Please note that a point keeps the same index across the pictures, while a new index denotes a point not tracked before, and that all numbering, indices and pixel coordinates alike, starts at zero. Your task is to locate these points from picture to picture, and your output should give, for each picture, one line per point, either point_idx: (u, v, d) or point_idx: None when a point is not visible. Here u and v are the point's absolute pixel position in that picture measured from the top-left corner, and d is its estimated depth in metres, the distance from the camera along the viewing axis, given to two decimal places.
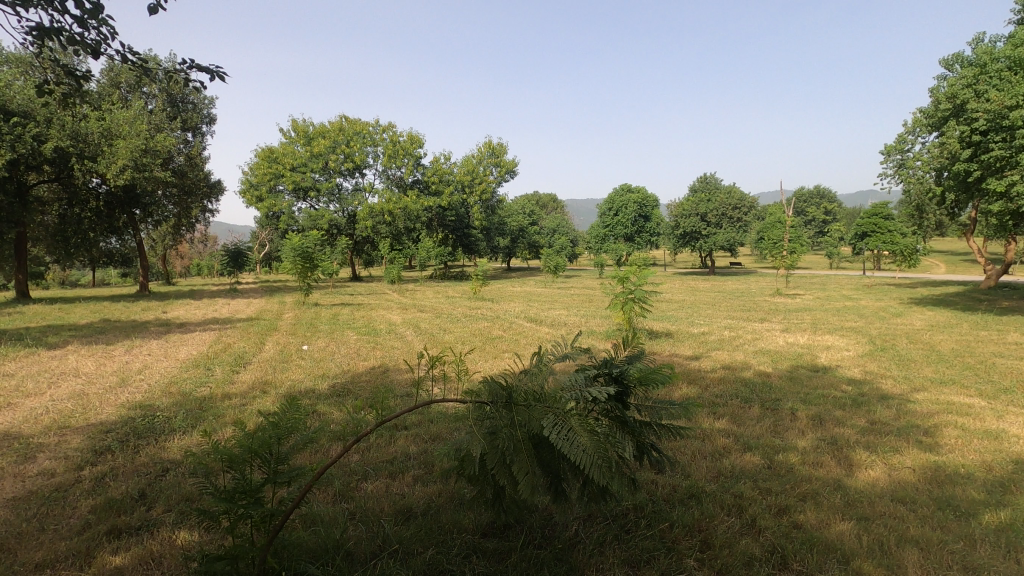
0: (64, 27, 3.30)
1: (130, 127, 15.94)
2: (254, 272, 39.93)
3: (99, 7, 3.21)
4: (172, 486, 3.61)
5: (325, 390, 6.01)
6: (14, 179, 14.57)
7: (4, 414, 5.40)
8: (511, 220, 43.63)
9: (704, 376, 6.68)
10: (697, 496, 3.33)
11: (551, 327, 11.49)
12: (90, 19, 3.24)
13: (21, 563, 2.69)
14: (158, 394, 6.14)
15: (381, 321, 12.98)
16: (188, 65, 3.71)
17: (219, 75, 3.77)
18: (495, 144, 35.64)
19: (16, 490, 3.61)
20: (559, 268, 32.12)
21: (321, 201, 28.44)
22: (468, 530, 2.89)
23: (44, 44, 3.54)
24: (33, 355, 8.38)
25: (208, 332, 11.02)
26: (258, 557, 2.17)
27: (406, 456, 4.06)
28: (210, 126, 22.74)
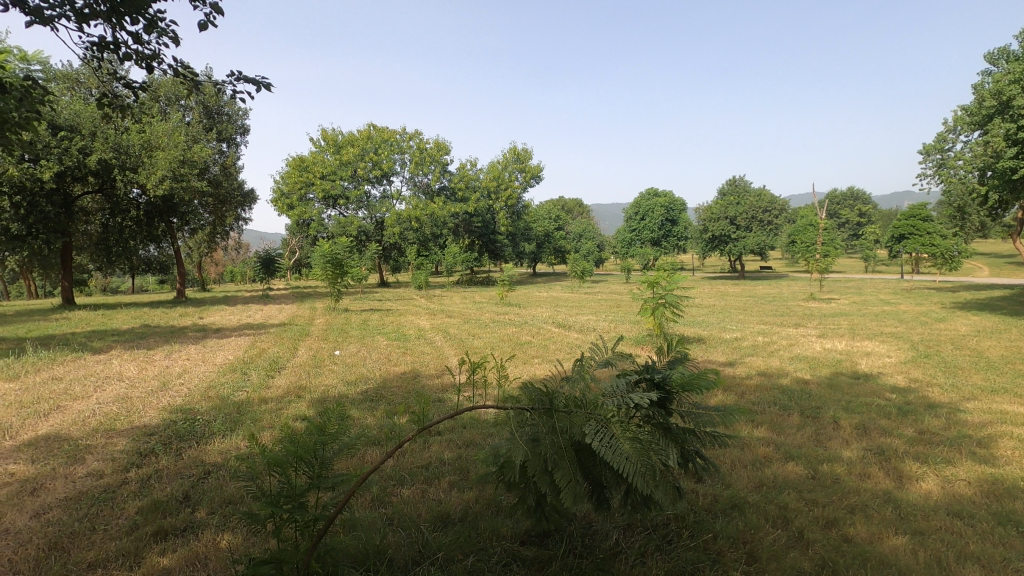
0: (119, 40, 3.41)
1: (169, 139, 16.46)
2: (286, 279, 40.84)
3: (153, 21, 3.31)
4: (215, 489, 3.68)
5: (357, 395, 6.06)
6: (60, 190, 15.28)
7: (54, 417, 5.60)
8: (537, 224, 43.56)
9: (741, 383, 6.53)
10: (739, 506, 3.24)
11: (580, 331, 11.46)
12: (145, 33, 3.34)
13: (75, 562, 2.78)
14: (197, 398, 6.30)
15: (411, 326, 13.11)
16: (235, 78, 3.78)
17: (263, 87, 3.86)
18: (521, 150, 35.72)
19: (68, 490, 3.74)
20: (586, 273, 31.92)
21: (350, 209, 28.93)
22: (506, 537, 2.87)
23: (103, 62, 3.70)
24: (80, 360, 8.71)
25: (243, 338, 11.29)
26: (303, 561, 2.19)
27: (441, 461, 4.07)
28: (243, 137, 23.37)
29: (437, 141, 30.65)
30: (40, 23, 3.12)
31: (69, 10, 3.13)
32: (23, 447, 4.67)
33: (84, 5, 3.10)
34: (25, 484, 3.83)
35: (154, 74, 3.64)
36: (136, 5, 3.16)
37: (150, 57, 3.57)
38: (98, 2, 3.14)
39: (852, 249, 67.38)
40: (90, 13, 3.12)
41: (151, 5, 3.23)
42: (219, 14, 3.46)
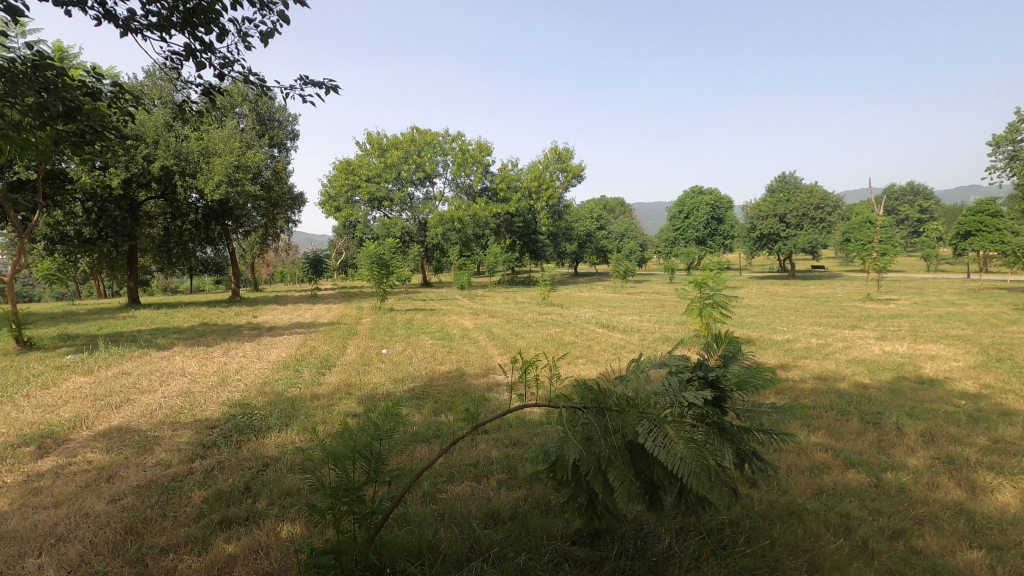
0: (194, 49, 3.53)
1: (225, 146, 17.21)
2: (333, 280, 42.08)
3: (224, 31, 3.42)
4: (273, 481, 3.83)
5: (405, 393, 6.17)
6: (127, 196, 16.27)
7: (124, 409, 5.95)
8: (579, 224, 43.24)
9: (795, 386, 6.29)
10: (797, 513, 3.14)
11: (624, 332, 11.32)
12: (216, 40, 3.45)
13: (149, 546, 2.95)
14: (254, 393, 6.56)
15: (454, 326, 13.25)
16: (302, 82, 3.81)
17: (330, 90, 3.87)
18: (562, 149, 35.66)
19: (140, 478, 3.96)
20: (628, 273, 31.44)
21: (394, 210, 29.51)
22: (557, 537, 2.87)
23: (180, 73, 3.87)
24: (146, 356, 9.23)
25: (295, 336, 11.71)
26: (361, 554, 2.25)
27: (489, 460, 4.09)
28: (294, 142, 24.19)
29: (479, 142, 30.91)
30: (125, 33, 3.29)
31: (150, 22, 3.29)
32: (99, 437, 4.99)
33: (162, 16, 3.25)
34: (102, 472, 4.10)
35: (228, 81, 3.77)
36: (208, 14, 3.27)
37: (224, 66, 3.69)
38: (174, 13, 3.28)
39: (911, 248, 63.97)
40: (167, 24, 3.27)
41: (222, 14, 3.33)
42: (286, 22, 3.52)
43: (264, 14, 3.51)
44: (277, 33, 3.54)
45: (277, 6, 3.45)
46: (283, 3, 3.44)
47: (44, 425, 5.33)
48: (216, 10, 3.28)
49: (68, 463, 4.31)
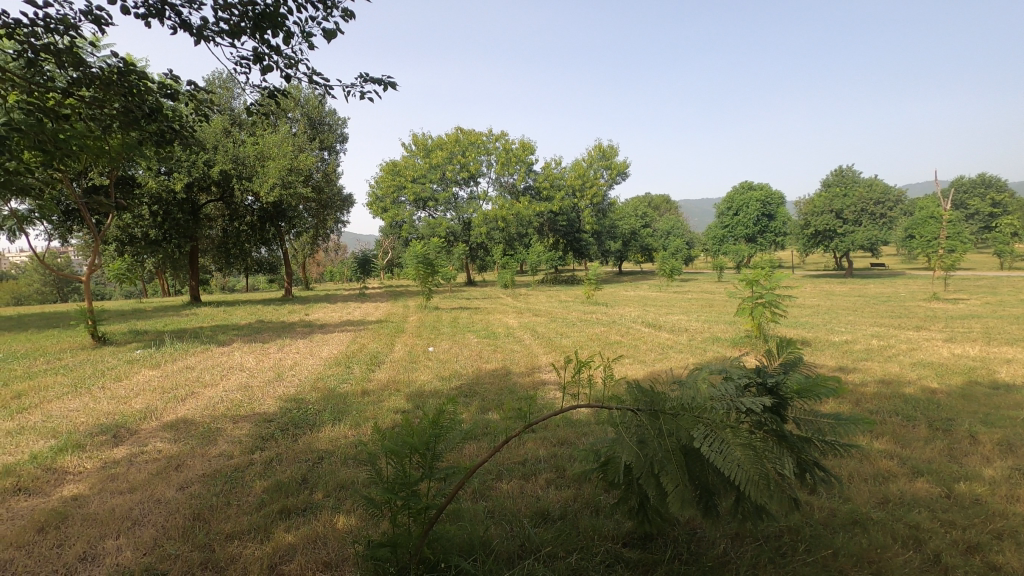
0: (262, 52, 3.69)
1: (279, 149, 17.85)
2: (380, 279, 43.06)
3: (290, 34, 3.56)
4: (328, 473, 3.96)
5: (451, 391, 6.25)
6: (189, 200, 17.13)
7: (189, 402, 6.29)
8: (623, 222, 42.66)
9: (856, 390, 6.01)
10: (861, 523, 3.00)
11: (671, 332, 11.09)
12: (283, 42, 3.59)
13: (216, 532, 3.11)
14: (308, 388, 6.81)
15: (499, 325, 13.33)
16: (361, 79, 3.94)
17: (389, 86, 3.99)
18: (606, 146, 35.32)
19: (205, 468, 4.18)
20: (675, 272, 30.76)
21: (439, 210, 29.94)
22: (608, 537, 2.85)
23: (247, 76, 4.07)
24: (207, 351, 9.71)
25: (346, 334, 12.03)
26: (416, 547, 2.30)
27: (537, 459, 4.09)
28: (343, 145, 24.87)
29: (522, 141, 30.93)
30: (200, 41, 3.48)
31: (222, 28, 3.46)
32: (167, 427, 5.28)
33: (235, 22, 3.42)
34: (171, 461, 4.33)
35: (293, 82, 3.92)
36: (275, 19, 3.41)
37: (289, 66, 3.84)
38: (245, 19, 3.44)
39: (982, 244, 59.87)
40: (239, 29, 3.43)
41: (288, 17, 3.47)
42: (348, 21, 3.65)
43: (327, 14, 3.64)
44: (340, 33, 3.68)
45: (340, 6, 3.58)
46: (345, 2, 3.56)
47: (118, 415, 5.69)
48: (283, 14, 3.43)
49: (140, 451, 4.58)
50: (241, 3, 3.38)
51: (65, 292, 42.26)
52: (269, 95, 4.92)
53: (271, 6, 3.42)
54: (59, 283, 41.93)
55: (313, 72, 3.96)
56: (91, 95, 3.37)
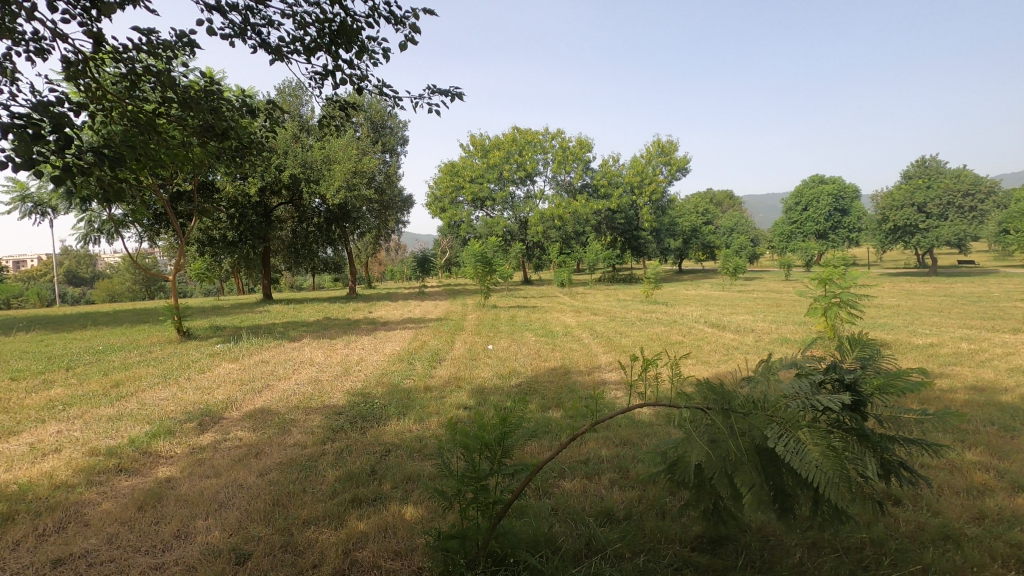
0: (335, 67, 3.86)
1: (344, 153, 18.58)
2: (438, 277, 43.98)
3: (363, 49, 3.70)
4: (396, 465, 4.10)
5: (512, 388, 6.30)
6: (262, 204, 18.17)
7: (265, 393, 6.66)
8: (683, 219, 41.55)
9: (944, 396, 5.58)
10: (954, 539, 2.80)
11: (736, 332, 10.70)
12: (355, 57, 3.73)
13: (295, 517, 3.29)
14: (373, 383, 7.06)
15: (557, 323, 13.31)
16: (430, 91, 4.05)
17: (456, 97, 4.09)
18: (666, 142, 34.51)
19: (282, 456, 4.42)
20: (738, 270, 29.60)
21: (496, 209, 30.26)
22: (675, 541, 2.80)
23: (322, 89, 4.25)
24: (280, 346, 10.24)
25: (407, 331, 12.39)
26: (483, 540, 2.36)
27: (600, 459, 4.07)
28: (403, 147, 25.56)
29: (579, 138, 30.71)
30: (278, 58, 3.67)
31: (298, 45, 3.64)
32: (247, 417, 5.63)
33: (312, 38, 3.59)
34: (251, 449, 4.61)
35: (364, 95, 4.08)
36: (350, 34, 3.56)
37: (359, 79, 3.99)
38: (321, 35, 3.61)
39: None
40: (315, 44, 3.59)
41: (362, 33, 3.61)
42: (417, 33, 3.75)
43: (398, 28, 3.77)
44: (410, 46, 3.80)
45: (410, 19, 3.70)
46: (415, 15, 3.67)
47: (203, 404, 6.10)
48: (357, 29, 3.57)
49: (224, 439, 4.90)
50: (318, 20, 3.54)
51: (153, 289, 45.70)
52: (340, 105, 5.15)
53: (346, 23, 3.57)
54: (147, 280, 45.38)
55: (382, 85, 4.11)
56: (177, 112, 3.62)
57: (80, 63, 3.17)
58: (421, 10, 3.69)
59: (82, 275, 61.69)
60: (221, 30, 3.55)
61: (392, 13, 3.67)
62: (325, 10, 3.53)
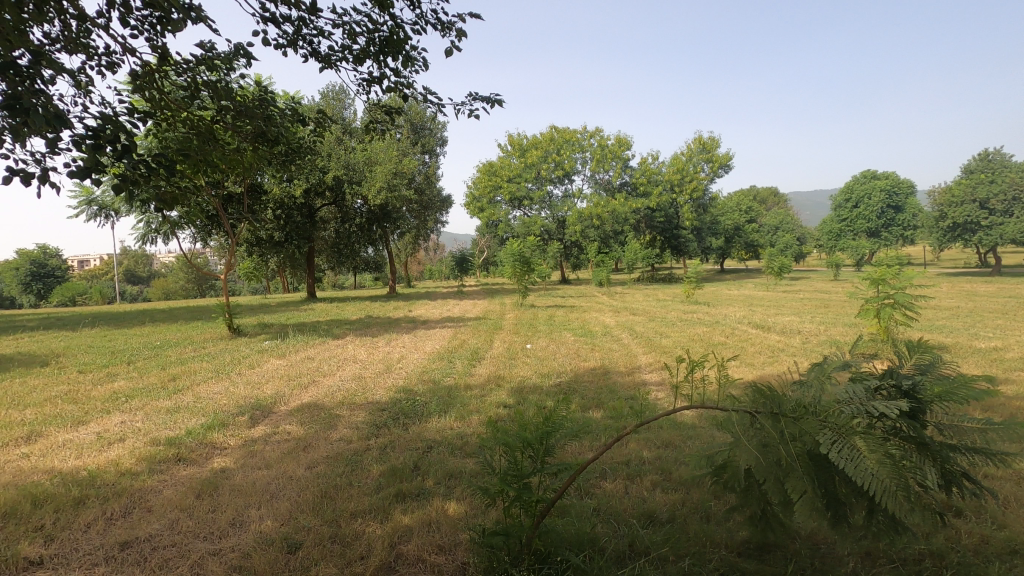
0: (380, 75, 3.95)
1: (385, 155, 18.93)
2: (476, 277, 44.30)
3: (410, 58, 3.77)
4: (438, 462, 4.16)
5: (552, 387, 6.30)
6: (306, 205, 18.75)
7: (312, 389, 6.88)
8: (725, 218, 40.53)
9: (1011, 404, 5.25)
10: (1021, 554, 2.65)
11: (782, 334, 10.38)
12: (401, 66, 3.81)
13: (341, 510, 3.39)
14: (415, 380, 7.19)
15: (597, 323, 13.23)
16: (472, 97, 4.10)
17: (496, 104, 4.12)
18: (707, 138, 33.79)
19: (328, 451, 4.56)
20: (784, 270, 28.64)
21: (534, 209, 30.26)
22: (721, 545, 2.76)
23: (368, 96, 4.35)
24: (325, 343, 10.54)
25: (446, 329, 12.55)
26: (528, 537, 2.39)
27: (641, 460, 4.03)
28: (442, 147, 25.86)
29: (618, 136, 30.37)
30: (327, 66, 3.79)
31: (347, 54, 3.76)
32: (295, 411, 5.83)
33: (362, 48, 3.68)
34: (300, 442, 4.77)
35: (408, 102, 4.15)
36: (397, 44, 3.65)
37: (405, 86, 4.07)
38: (370, 44, 3.70)
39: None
40: (364, 54, 3.69)
41: (409, 43, 3.69)
42: (462, 39, 3.79)
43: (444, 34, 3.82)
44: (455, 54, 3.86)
45: (456, 27, 3.74)
46: (460, 22, 3.71)
47: (254, 399, 6.35)
48: (405, 37, 3.64)
49: (274, 432, 5.09)
50: (367, 30, 3.64)
51: (204, 287, 47.69)
52: (384, 110, 5.25)
53: (394, 31, 3.65)
54: (199, 279, 47.39)
55: (427, 91, 4.19)
56: (234, 120, 3.77)
57: (149, 73, 3.34)
58: (466, 18, 3.74)
59: (140, 274, 64.99)
60: (276, 41, 3.69)
61: (439, 20, 3.72)
62: (374, 20, 3.62)
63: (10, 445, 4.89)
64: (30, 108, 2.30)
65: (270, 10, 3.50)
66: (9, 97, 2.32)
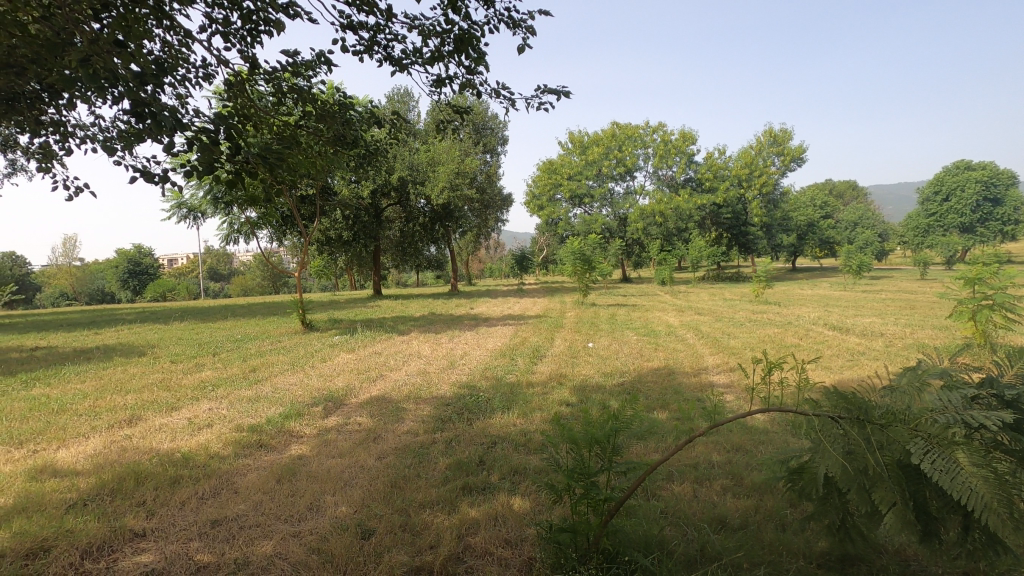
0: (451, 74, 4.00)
1: (448, 155, 19.31)
2: (536, 275, 44.36)
3: (482, 55, 3.79)
4: (503, 458, 4.21)
5: (615, 387, 6.23)
6: (373, 205, 19.41)
7: (379, 383, 7.13)
8: (798, 213, 38.57)
9: None
10: None
11: (862, 336, 9.79)
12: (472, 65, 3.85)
13: (411, 500, 3.50)
14: (478, 377, 7.31)
15: (660, 322, 12.95)
16: (542, 90, 4.05)
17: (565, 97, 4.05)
18: (779, 130, 32.46)
19: (397, 442, 4.71)
20: (863, 268, 26.88)
21: (595, 207, 29.95)
22: (799, 555, 2.64)
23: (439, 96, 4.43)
24: (391, 339, 10.87)
25: (508, 327, 12.64)
26: (595, 535, 2.38)
27: (710, 463, 3.92)
28: (503, 147, 26.06)
29: (682, 131, 29.55)
30: (401, 69, 3.90)
31: (420, 56, 3.84)
32: (364, 404, 6.06)
33: (436, 49, 3.76)
34: (370, 433, 4.96)
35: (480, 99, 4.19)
36: (467, 42, 3.67)
37: (477, 85, 4.12)
38: (443, 44, 3.77)
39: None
40: (438, 55, 3.76)
41: (480, 39, 3.71)
42: (533, 35, 3.77)
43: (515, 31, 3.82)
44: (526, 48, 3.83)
45: (527, 23, 3.74)
46: (531, 18, 3.70)
47: (327, 391, 6.66)
48: (477, 37, 3.68)
49: (346, 423, 5.32)
50: (440, 31, 3.70)
51: (279, 285, 50.33)
52: (455, 109, 5.35)
53: (466, 30, 3.70)
54: (274, 276, 50.04)
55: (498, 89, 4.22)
56: (316, 124, 3.96)
57: (239, 82, 3.55)
58: (537, 13, 3.71)
59: (221, 272, 69.49)
60: (353, 48, 3.83)
61: (509, 17, 3.73)
62: (445, 20, 3.67)
63: (116, 427, 5.39)
64: (153, 115, 2.53)
65: (349, 17, 3.64)
66: (135, 106, 2.56)
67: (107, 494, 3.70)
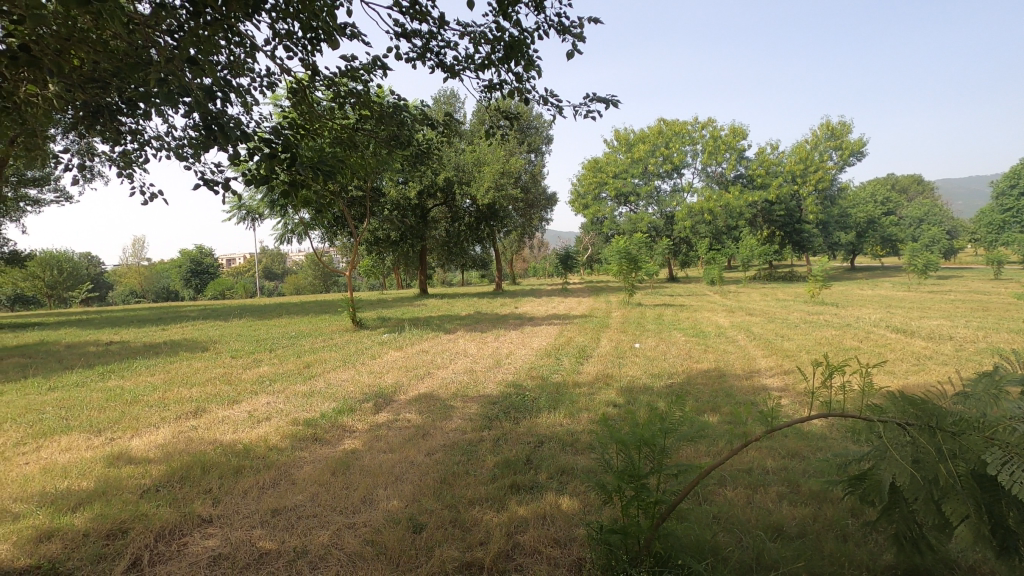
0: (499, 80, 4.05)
1: (493, 155, 19.44)
2: (581, 274, 44.00)
3: (531, 62, 3.82)
4: (550, 457, 4.22)
5: (664, 389, 6.13)
6: (420, 206, 19.76)
7: (427, 380, 7.26)
8: (857, 210, 36.77)
9: None
10: None
11: (928, 339, 9.24)
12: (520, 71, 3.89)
13: (460, 496, 3.56)
14: (524, 376, 7.33)
15: (709, 323, 12.62)
16: (589, 98, 4.04)
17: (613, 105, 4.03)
18: (836, 123, 31.02)
19: (446, 439, 4.80)
20: (930, 267, 25.36)
21: (641, 205, 29.47)
22: (861, 567, 2.53)
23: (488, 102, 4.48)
24: (437, 338, 11.04)
25: (553, 327, 12.60)
26: (647, 538, 2.36)
27: (765, 469, 3.81)
28: (548, 146, 26.00)
29: (733, 126, 28.69)
30: (452, 75, 3.98)
31: (471, 62, 3.89)
32: (413, 401, 6.19)
33: (486, 55, 3.81)
34: (419, 430, 5.07)
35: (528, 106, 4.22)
36: (517, 49, 3.71)
37: (526, 92, 4.16)
38: (493, 52, 3.81)
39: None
40: (487, 62, 3.81)
41: (530, 45, 3.74)
42: (583, 41, 3.78)
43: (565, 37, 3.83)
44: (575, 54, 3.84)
45: (577, 29, 3.74)
46: (581, 25, 3.71)
47: (377, 387, 6.83)
48: (527, 43, 3.71)
49: (396, 419, 5.45)
50: (490, 38, 3.75)
51: (330, 283, 51.87)
52: (505, 114, 5.40)
53: (517, 36, 3.73)
54: (325, 275, 51.60)
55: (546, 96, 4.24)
56: (373, 127, 4.09)
57: (301, 89, 3.71)
58: (587, 19, 3.72)
59: (276, 272, 72.18)
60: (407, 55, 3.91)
61: (560, 23, 3.74)
62: (496, 27, 3.71)
63: (183, 418, 5.70)
64: (219, 128, 2.68)
65: (403, 24, 3.73)
66: (203, 119, 2.70)
67: (176, 481, 3.93)
